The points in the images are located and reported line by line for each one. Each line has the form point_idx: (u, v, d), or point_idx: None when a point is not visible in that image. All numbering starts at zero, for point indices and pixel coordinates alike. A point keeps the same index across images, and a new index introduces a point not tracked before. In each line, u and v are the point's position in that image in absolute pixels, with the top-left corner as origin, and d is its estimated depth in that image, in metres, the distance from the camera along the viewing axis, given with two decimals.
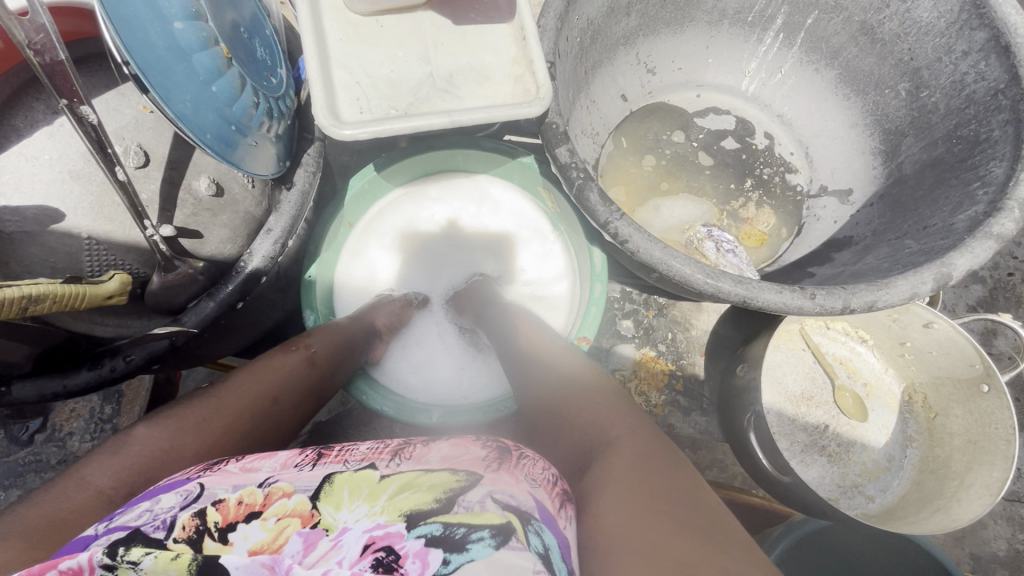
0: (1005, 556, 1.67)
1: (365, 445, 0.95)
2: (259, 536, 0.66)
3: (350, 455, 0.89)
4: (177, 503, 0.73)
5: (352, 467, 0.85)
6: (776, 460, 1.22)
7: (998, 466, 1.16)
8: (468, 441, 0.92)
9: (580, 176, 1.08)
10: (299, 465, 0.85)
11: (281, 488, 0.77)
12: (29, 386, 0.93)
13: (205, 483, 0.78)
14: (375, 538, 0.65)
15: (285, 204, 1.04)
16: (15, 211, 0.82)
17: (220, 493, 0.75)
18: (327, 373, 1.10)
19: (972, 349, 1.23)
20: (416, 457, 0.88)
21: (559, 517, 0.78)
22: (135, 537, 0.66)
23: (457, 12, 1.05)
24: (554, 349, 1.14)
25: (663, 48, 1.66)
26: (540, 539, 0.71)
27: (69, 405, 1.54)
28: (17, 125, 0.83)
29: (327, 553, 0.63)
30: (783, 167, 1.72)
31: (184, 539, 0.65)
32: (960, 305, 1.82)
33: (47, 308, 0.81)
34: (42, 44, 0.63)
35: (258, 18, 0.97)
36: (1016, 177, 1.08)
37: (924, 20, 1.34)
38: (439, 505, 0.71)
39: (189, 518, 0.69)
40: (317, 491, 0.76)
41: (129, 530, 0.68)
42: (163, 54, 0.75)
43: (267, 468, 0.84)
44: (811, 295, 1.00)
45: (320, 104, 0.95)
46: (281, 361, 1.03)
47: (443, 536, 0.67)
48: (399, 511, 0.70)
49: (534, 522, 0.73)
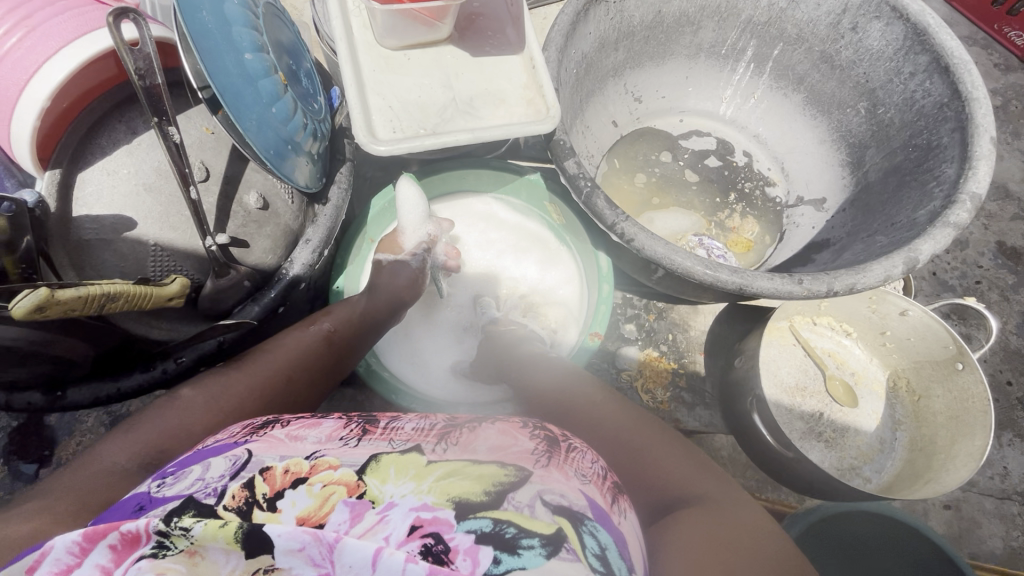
0: (1001, 552, 1.73)
1: (408, 424, 0.89)
2: (305, 504, 0.64)
3: (396, 434, 0.84)
4: (227, 470, 0.69)
5: (398, 446, 0.80)
6: (781, 438, 1.34)
7: (978, 435, 1.28)
8: (512, 429, 0.90)
9: (588, 185, 1.20)
10: (342, 438, 0.82)
11: (327, 461, 0.73)
12: (90, 388, 1.03)
13: (254, 450, 0.76)
14: (424, 522, 0.62)
15: (321, 217, 1.14)
16: (95, 220, 0.91)
17: (267, 460, 0.72)
18: (342, 350, 1.17)
19: (945, 332, 1.37)
20: (464, 445, 0.82)
21: (611, 509, 0.78)
22: (187, 504, 0.62)
23: (475, 45, 1.20)
24: (573, 375, 1.19)
25: (648, 79, 1.84)
26: (599, 530, 0.69)
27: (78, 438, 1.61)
28: (99, 144, 0.93)
29: (375, 527, 0.60)
30: (762, 182, 1.89)
31: (232, 506, 0.61)
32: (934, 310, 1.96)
33: (120, 306, 0.89)
34: (145, 70, 0.76)
35: (298, 49, 1.10)
36: (965, 174, 1.24)
37: (875, 48, 1.54)
38: (490, 493, 0.68)
39: (239, 487, 0.65)
40: (364, 467, 0.72)
41: (178, 496, 0.64)
42: (237, 80, 0.88)
43: (310, 440, 0.81)
44: (799, 280, 1.13)
45: (360, 125, 1.08)
46: (303, 338, 1.12)
47: (492, 498, 0.67)
48: (448, 496, 0.66)
49: (588, 523, 0.70)
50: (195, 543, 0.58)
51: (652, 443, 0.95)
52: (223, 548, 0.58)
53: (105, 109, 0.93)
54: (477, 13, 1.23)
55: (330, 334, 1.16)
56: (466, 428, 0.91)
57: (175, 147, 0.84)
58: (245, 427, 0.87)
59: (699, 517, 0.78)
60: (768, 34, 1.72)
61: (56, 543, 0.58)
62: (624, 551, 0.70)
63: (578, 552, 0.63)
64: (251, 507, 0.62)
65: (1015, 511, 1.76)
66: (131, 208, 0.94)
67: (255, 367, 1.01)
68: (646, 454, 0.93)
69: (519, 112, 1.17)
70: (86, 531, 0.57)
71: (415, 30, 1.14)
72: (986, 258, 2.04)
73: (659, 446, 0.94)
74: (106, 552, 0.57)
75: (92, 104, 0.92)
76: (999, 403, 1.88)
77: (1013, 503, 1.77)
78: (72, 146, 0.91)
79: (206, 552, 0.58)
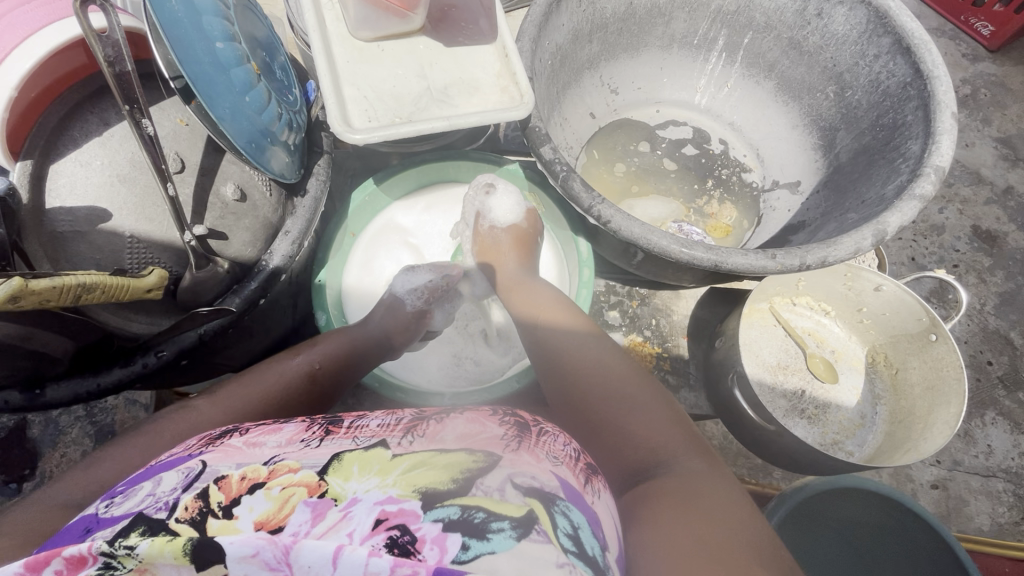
0: (989, 528, 1.75)
1: (373, 421, 0.91)
2: (263, 505, 0.63)
3: (360, 430, 0.86)
4: (182, 483, 0.68)
5: (361, 441, 0.81)
6: (762, 412, 1.36)
7: (953, 402, 1.32)
8: (481, 415, 0.93)
9: (564, 170, 1.22)
10: (303, 440, 0.83)
11: (286, 464, 0.73)
12: (65, 386, 1.00)
13: (208, 460, 0.75)
14: (390, 514, 0.60)
15: (300, 208, 1.14)
16: (69, 211, 0.92)
17: (222, 467, 0.72)
18: (326, 379, 1.18)
19: (918, 305, 1.41)
20: (431, 435, 0.83)
21: (585, 490, 0.79)
22: (139, 521, 0.60)
23: (448, 36, 1.22)
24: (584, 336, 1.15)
25: (623, 70, 1.88)
26: (572, 510, 0.70)
27: (61, 450, 1.61)
28: (73, 135, 0.94)
29: (337, 524, 0.59)
30: (738, 168, 1.92)
31: (186, 519, 0.60)
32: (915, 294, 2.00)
33: (97, 298, 0.89)
34: (114, 57, 0.77)
35: (274, 45, 1.11)
36: (929, 149, 1.28)
37: (840, 32, 1.58)
38: (456, 479, 0.68)
39: (191, 499, 0.63)
40: (324, 465, 0.73)
41: (128, 515, 0.63)
42: (207, 67, 0.88)
43: (270, 443, 0.82)
44: (773, 255, 1.16)
45: (335, 115, 1.09)
46: (282, 374, 1.11)
47: (455, 482, 0.67)
48: (412, 486, 0.66)
49: (558, 501, 0.71)
50: (143, 561, 0.57)
51: (648, 431, 0.93)
52: (172, 563, 0.57)
53: (78, 100, 0.94)
54: (449, 5, 1.25)
55: (315, 369, 1.16)
56: (435, 415, 0.93)
57: (154, 147, 0.86)
58: (204, 438, 0.87)
59: (676, 500, 0.79)
60: (737, 23, 1.76)
61: None
62: (598, 530, 0.71)
63: (549, 534, 0.63)
64: (207, 516, 0.60)
65: (1000, 487, 1.79)
66: (106, 200, 0.94)
67: (235, 397, 1.02)
68: (638, 440, 0.92)
69: (493, 98, 1.19)
70: (26, 561, 0.55)
71: (387, 21, 1.16)
72: (963, 242, 2.09)
73: (654, 434, 0.92)
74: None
75: (63, 95, 0.92)
76: (980, 382, 1.91)
77: (999, 479, 1.80)
78: (43, 135, 0.90)
79: (155, 569, 0.57)
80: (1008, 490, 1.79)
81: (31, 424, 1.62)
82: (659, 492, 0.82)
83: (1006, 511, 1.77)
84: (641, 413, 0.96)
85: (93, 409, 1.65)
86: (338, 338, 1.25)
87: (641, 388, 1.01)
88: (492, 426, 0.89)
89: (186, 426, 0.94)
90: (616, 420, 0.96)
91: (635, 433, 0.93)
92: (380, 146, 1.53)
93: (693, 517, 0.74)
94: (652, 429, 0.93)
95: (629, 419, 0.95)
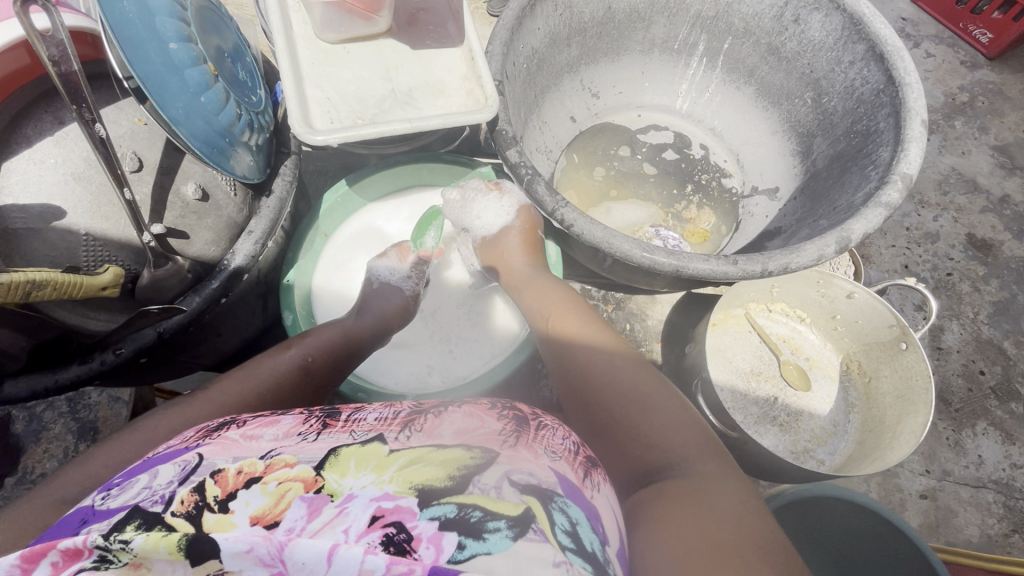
0: (978, 539, 1.73)
1: (373, 415, 0.91)
2: (258, 502, 0.62)
3: (360, 425, 0.85)
4: (181, 478, 0.68)
5: (359, 436, 0.81)
6: (725, 419, 1.36)
7: (921, 412, 1.31)
8: (477, 406, 0.92)
9: (528, 173, 1.22)
10: (302, 434, 0.82)
11: (285, 458, 0.72)
12: (24, 381, 1.01)
13: (206, 454, 0.75)
14: (385, 512, 0.61)
15: (264, 208, 1.15)
16: (22, 209, 0.92)
17: (219, 464, 0.71)
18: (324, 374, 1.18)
19: (888, 313, 1.40)
20: (429, 429, 0.83)
21: (585, 481, 0.80)
22: (135, 516, 0.60)
23: (415, 39, 1.23)
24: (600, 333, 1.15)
25: (604, 75, 1.88)
26: (573, 499, 0.71)
27: (43, 445, 1.62)
28: (26, 134, 0.95)
29: (334, 519, 0.59)
30: (718, 173, 1.92)
31: (180, 515, 0.59)
32: (906, 303, 1.98)
33: (48, 295, 0.90)
34: (59, 56, 0.78)
35: (240, 47, 1.13)
36: (898, 157, 1.27)
37: (817, 39, 1.58)
38: (453, 478, 0.67)
39: (190, 496, 0.63)
40: (322, 461, 0.72)
41: (127, 508, 0.63)
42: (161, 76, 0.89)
43: (269, 439, 0.81)
44: (734, 261, 1.15)
45: (297, 116, 1.10)
46: (276, 366, 1.10)
47: (452, 482, 0.67)
48: (410, 485, 0.66)
49: (558, 499, 0.71)
50: (138, 556, 0.56)
51: (650, 427, 0.93)
52: (166, 559, 0.56)
53: (31, 99, 0.95)
54: (419, 8, 1.26)
55: (306, 362, 1.15)
56: (425, 411, 0.93)
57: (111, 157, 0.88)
58: (200, 430, 0.85)
59: (677, 496, 0.80)
60: (717, 28, 1.76)
61: None
62: (597, 518, 0.72)
63: (547, 529, 0.63)
64: (201, 507, 0.60)
65: (990, 498, 1.77)
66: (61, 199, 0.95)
67: (228, 390, 1.01)
68: (638, 437, 0.93)
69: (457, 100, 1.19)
70: (24, 553, 0.55)
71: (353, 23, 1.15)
72: (958, 251, 2.07)
73: (658, 432, 0.92)
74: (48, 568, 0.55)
75: (16, 92, 0.93)
76: (972, 392, 1.89)
77: (989, 490, 1.78)
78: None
79: (150, 564, 0.56)
80: (998, 501, 1.77)
81: (11, 421, 1.63)
82: (665, 488, 0.83)
83: (996, 522, 1.75)
84: (644, 409, 0.96)
85: (71, 406, 1.66)
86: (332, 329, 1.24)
87: (639, 377, 1.03)
88: (442, 418, 0.87)
89: (177, 419, 0.92)
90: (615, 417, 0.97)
91: (636, 430, 0.94)
92: (355, 148, 1.53)
93: (702, 523, 0.75)
94: (654, 424, 0.93)
95: (631, 415, 0.96)
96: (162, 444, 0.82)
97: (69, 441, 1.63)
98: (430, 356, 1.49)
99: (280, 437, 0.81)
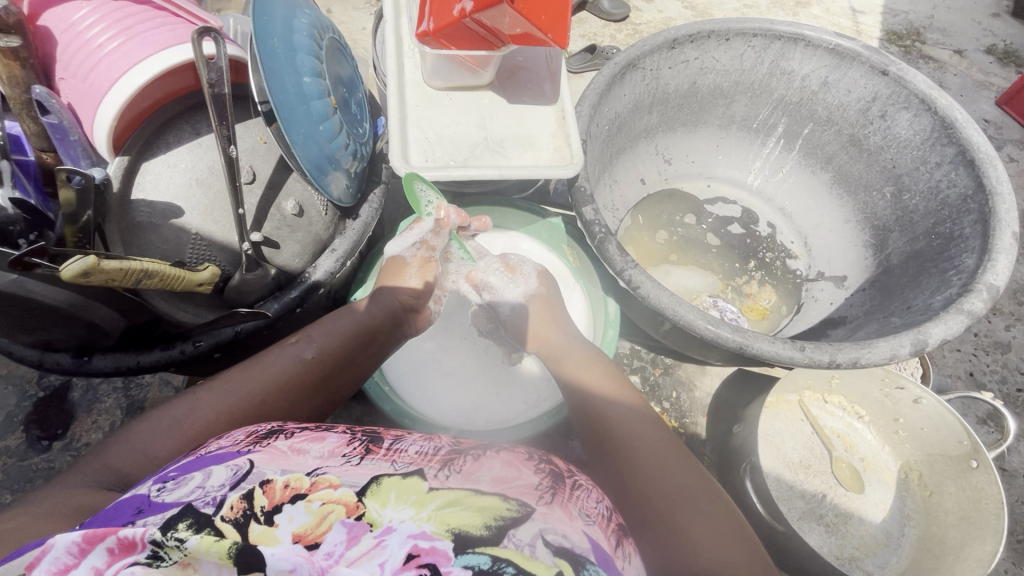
0: None
1: (414, 447, 0.89)
2: (303, 522, 0.65)
3: (400, 456, 0.84)
4: (232, 482, 0.70)
5: (400, 468, 0.80)
6: (770, 509, 1.30)
7: (989, 539, 1.22)
8: (515, 457, 0.90)
9: (601, 232, 1.26)
10: (345, 457, 0.81)
11: (331, 478, 0.74)
12: (110, 358, 1.09)
13: (259, 463, 0.76)
14: (422, 553, 0.62)
15: (350, 231, 1.22)
16: (149, 204, 1.02)
17: (269, 475, 0.72)
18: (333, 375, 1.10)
19: (959, 426, 1.32)
20: (467, 473, 0.82)
21: (614, 549, 0.79)
22: (186, 511, 0.62)
23: (513, 94, 1.31)
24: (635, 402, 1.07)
25: (679, 143, 1.93)
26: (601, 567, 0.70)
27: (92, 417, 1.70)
28: (167, 140, 1.06)
29: (372, 550, 0.62)
30: (784, 253, 1.90)
31: (231, 518, 0.62)
32: (970, 414, 1.87)
33: (154, 284, 0.98)
34: (217, 80, 0.88)
35: (355, 82, 1.23)
36: (984, 266, 1.23)
37: (904, 136, 1.58)
38: (491, 529, 0.69)
39: (239, 500, 0.65)
40: (366, 484, 0.74)
41: (183, 504, 0.65)
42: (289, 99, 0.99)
43: (316, 455, 0.81)
44: (801, 347, 1.13)
45: (397, 156, 1.18)
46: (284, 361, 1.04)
47: (489, 531, 0.68)
48: (448, 528, 0.67)
49: (590, 565, 0.70)
50: (188, 555, 0.57)
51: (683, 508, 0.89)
52: (215, 563, 0.57)
53: (178, 111, 1.06)
54: (519, 66, 1.34)
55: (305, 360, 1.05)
56: (467, 450, 0.91)
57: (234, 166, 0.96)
58: (249, 434, 0.86)
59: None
60: (799, 113, 1.79)
61: (58, 541, 0.54)
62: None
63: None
64: (251, 518, 0.63)
65: None
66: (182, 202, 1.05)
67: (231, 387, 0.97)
68: (667, 519, 0.88)
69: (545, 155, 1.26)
70: (87, 532, 0.55)
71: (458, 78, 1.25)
72: None
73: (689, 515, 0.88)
74: (102, 554, 0.55)
75: (167, 103, 1.05)
76: None
77: None
78: (137, 138, 1.02)
79: (198, 565, 0.57)
80: None
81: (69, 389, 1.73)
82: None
83: None
84: (676, 490, 0.91)
85: (131, 384, 1.75)
86: (344, 320, 1.15)
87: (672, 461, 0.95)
88: (494, 459, 0.88)
89: (183, 414, 0.90)
90: (647, 492, 0.91)
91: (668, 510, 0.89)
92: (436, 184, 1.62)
93: None
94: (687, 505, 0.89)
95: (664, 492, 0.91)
96: (212, 442, 0.83)
97: (117, 416, 1.71)
98: (480, 393, 1.49)
99: (325, 454, 0.81)
